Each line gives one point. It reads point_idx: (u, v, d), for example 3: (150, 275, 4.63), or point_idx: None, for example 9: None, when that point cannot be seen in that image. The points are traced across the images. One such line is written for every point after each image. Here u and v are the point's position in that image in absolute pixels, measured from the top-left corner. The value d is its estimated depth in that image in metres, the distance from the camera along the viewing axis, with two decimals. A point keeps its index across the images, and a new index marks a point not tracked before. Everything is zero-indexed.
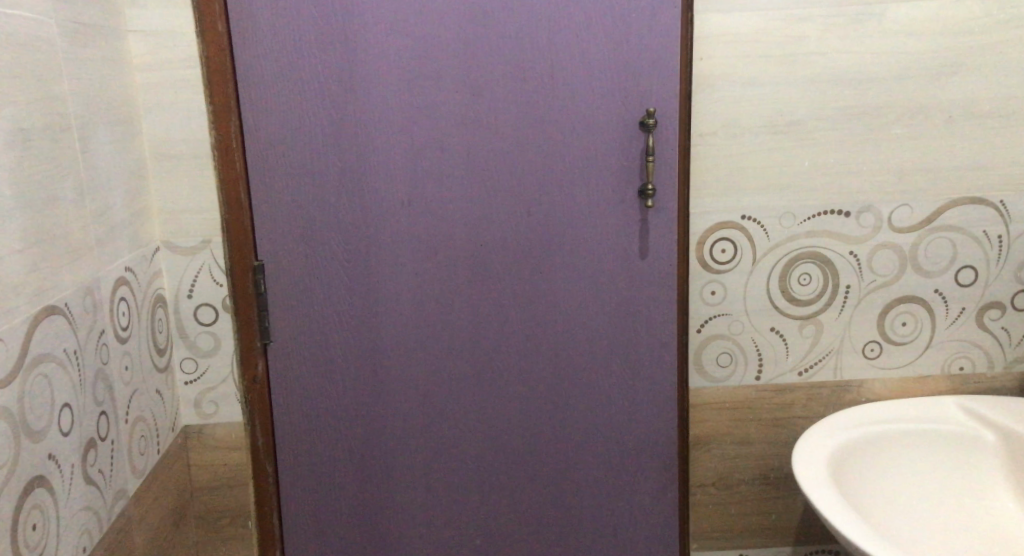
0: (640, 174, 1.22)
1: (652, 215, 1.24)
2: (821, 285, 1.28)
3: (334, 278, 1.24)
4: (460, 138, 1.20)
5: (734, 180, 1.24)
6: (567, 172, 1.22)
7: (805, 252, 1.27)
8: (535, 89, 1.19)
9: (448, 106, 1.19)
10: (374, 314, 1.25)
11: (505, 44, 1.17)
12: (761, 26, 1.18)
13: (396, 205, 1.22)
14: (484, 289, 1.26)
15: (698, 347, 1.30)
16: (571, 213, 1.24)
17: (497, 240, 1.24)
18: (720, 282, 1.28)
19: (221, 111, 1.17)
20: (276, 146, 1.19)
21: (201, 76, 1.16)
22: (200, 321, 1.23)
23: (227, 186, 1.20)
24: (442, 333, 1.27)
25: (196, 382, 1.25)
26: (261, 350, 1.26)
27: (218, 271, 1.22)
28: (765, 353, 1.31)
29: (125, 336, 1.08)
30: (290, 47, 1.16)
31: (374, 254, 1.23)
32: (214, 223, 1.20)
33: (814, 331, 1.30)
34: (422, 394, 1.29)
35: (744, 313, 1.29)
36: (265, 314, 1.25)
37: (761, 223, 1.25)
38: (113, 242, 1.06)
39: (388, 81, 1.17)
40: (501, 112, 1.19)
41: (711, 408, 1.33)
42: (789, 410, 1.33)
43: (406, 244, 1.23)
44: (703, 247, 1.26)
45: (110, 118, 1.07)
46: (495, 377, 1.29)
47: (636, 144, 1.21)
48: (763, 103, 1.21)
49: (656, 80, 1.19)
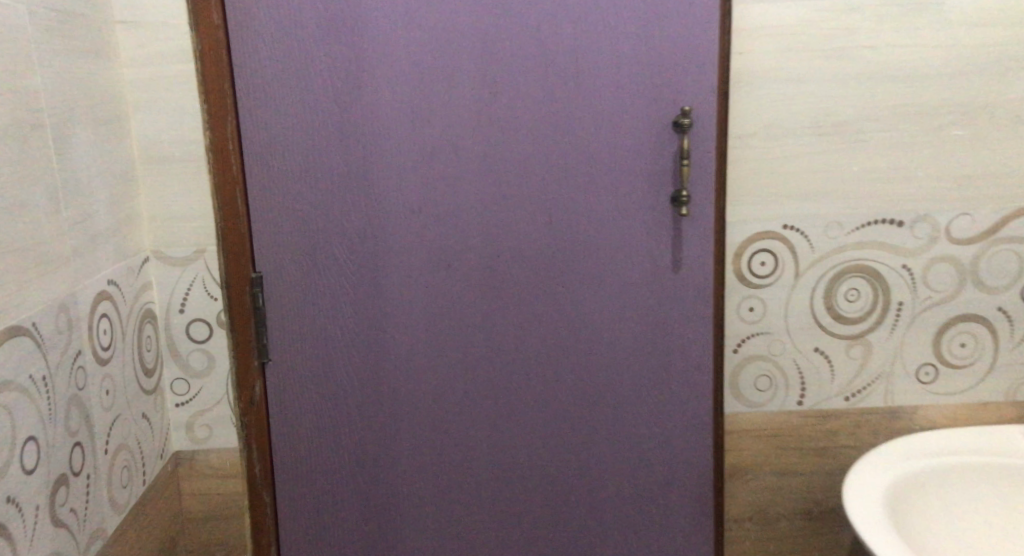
0: (673, 180, 1.12)
1: (685, 225, 1.13)
2: (870, 301, 1.17)
3: (338, 292, 1.14)
4: (476, 139, 1.10)
5: (774, 187, 1.14)
6: (593, 178, 1.12)
7: (854, 265, 1.16)
8: (558, 86, 1.09)
9: (463, 104, 1.09)
10: (381, 330, 1.15)
11: (523, 37, 1.07)
12: (807, 18, 1.07)
13: (407, 213, 1.12)
14: (500, 304, 1.15)
15: (735, 369, 1.19)
16: (596, 223, 1.13)
17: (516, 252, 1.14)
18: (758, 297, 1.17)
19: (217, 110, 1.08)
20: (276, 147, 1.09)
21: (195, 71, 1.06)
22: (193, 339, 1.14)
23: (223, 191, 1.10)
24: (454, 352, 1.17)
25: (189, 404, 1.15)
26: (259, 370, 1.16)
27: (212, 284, 1.12)
28: (808, 375, 1.20)
29: (107, 356, 0.97)
30: (291, 41, 1.06)
31: (381, 265, 1.13)
32: (208, 231, 1.11)
33: (862, 352, 1.19)
34: (433, 416, 1.19)
35: (785, 331, 1.19)
36: (264, 330, 1.15)
37: (805, 233, 1.15)
38: (94, 253, 0.96)
39: (399, 77, 1.08)
40: (520, 113, 1.09)
41: (748, 435, 1.21)
42: (835, 440, 1.21)
43: (416, 257, 1.13)
44: (741, 259, 1.16)
45: (92, 116, 0.97)
46: (511, 400, 1.19)
47: (670, 146, 1.11)
48: (807, 103, 1.11)
49: (692, 76, 1.08)
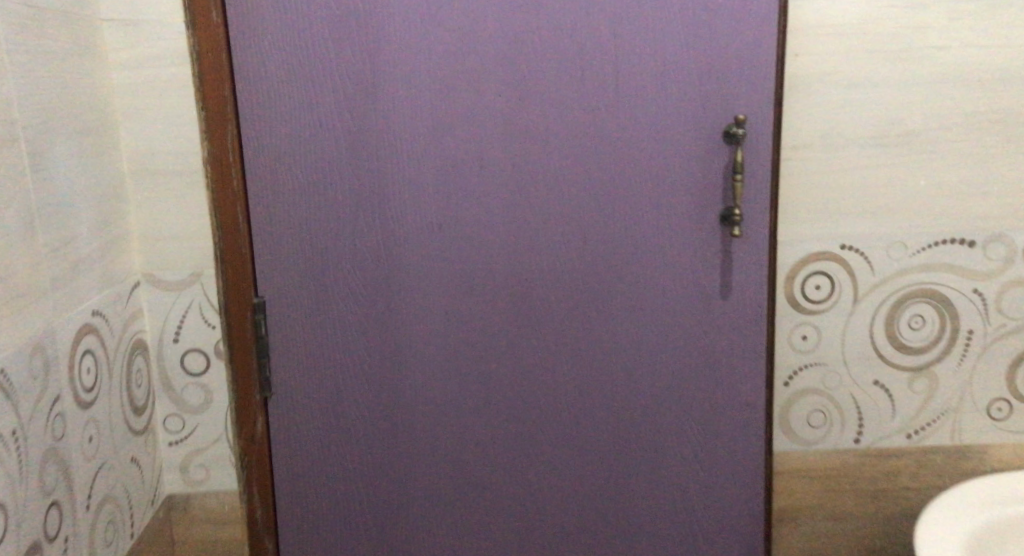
0: (723, 196, 1.01)
1: (734, 245, 1.02)
2: (937, 330, 1.06)
3: (350, 318, 1.04)
4: (504, 150, 1.00)
5: (833, 203, 1.02)
6: (632, 194, 1.01)
7: (920, 290, 1.05)
8: (594, 92, 0.98)
9: (489, 112, 0.99)
10: (397, 360, 1.05)
11: (556, 38, 0.97)
12: (872, 16, 0.97)
13: (427, 231, 1.01)
14: (528, 332, 1.05)
15: (786, 403, 1.08)
16: (635, 243, 1.02)
17: (547, 276, 1.03)
18: (813, 324, 1.06)
19: (217, 120, 0.97)
20: (284, 159, 0.99)
21: (192, 76, 0.96)
22: (188, 372, 1.02)
23: (222, 209, 1.00)
24: (477, 384, 1.06)
25: (183, 443, 1.04)
26: (261, 405, 1.06)
27: (210, 310, 1.01)
28: (866, 411, 1.08)
29: (90, 398, 0.86)
30: (300, 42, 0.96)
31: (397, 289, 1.03)
32: (206, 253, 1.00)
33: (927, 385, 1.07)
34: (454, 454, 1.08)
35: (842, 362, 1.07)
36: (265, 362, 1.05)
37: (866, 254, 1.04)
38: (77, 281, 0.85)
39: (418, 82, 0.98)
40: (552, 122, 0.99)
41: (799, 476, 1.10)
42: (895, 481, 1.10)
43: (436, 280, 1.03)
44: (794, 283, 1.05)
45: (75, 125, 0.86)
46: (540, 436, 1.08)
47: (719, 158, 1.00)
48: (870, 109, 1.00)
49: (743, 81, 0.98)
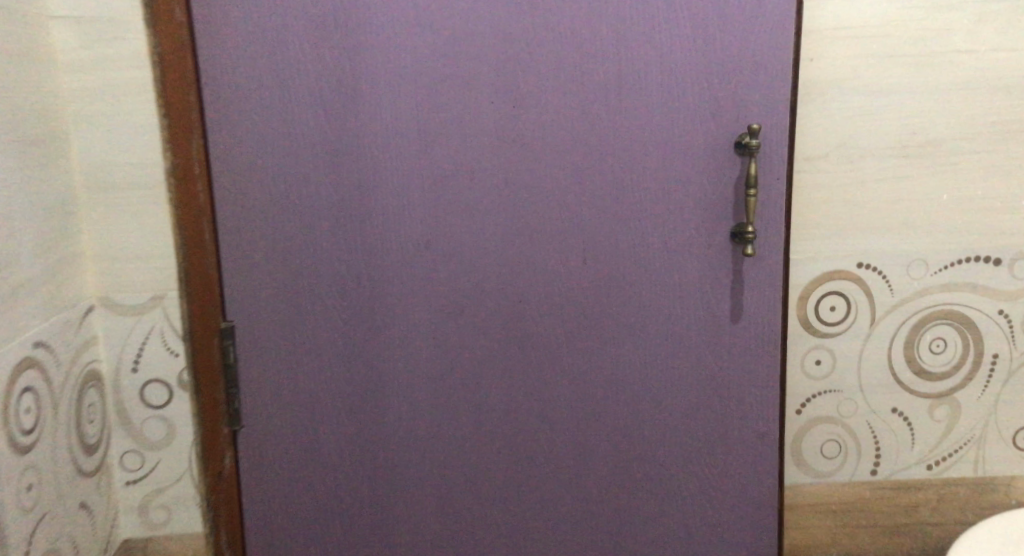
0: (734, 212, 0.93)
1: (746, 265, 0.95)
2: (960, 354, 0.99)
3: (328, 344, 0.95)
4: (496, 162, 0.92)
5: (850, 219, 0.95)
6: (635, 209, 0.93)
7: (941, 311, 0.98)
8: (595, 98, 0.90)
9: (481, 120, 0.91)
10: (380, 389, 0.97)
11: (554, 39, 0.89)
12: (892, 18, 0.90)
13: (412, 249, 0.93)
14: (523, 358, 0.97)
15: (798, 433, 1.01)
16: (638, 262, 0.94)
17: (543, 297, 0.95)
18: (826, 348, 0.99)
19: (180, 128, 0.89)
20: (256, 171, 0.91)
21: (152, 79, 0.87)
22: (148, 404, 0.93)
23: (187, 225, 0.91)
24: (467, 414, 0.98)
25: (142, 483, 0.95)
26: (229, 439, 0.98)
27: (172, 336, 0.92)
28: (884, 440, 1.01)
29: (27, 442, 0.77)
30: (273, 43, 0.88)
31: (380, 312, 0.95)
32: (168, 273, 0.91)
33: (949, 413, 1.00)
34: (442, 490, 1.00)
35: (858, 389, 1.00)
36: (235, 392, 0.96)
37: (884, 273, 0.97)
38: (17, 309, 0.76)
39: (403, 87, 0.89)
40: (549, 131, 0.91)
41: (812, 510, 1.03)
42: (915, 515, 1.03)
43: (423, 302, 0.95)
44: (807, 304, 0.97)
45: (17, 135, 0.77)
46: (535, 470, 1.00)
47: (729, 171, 0.92)
48: (890, 118, 0.93)
49: (757, 87, 0.90)
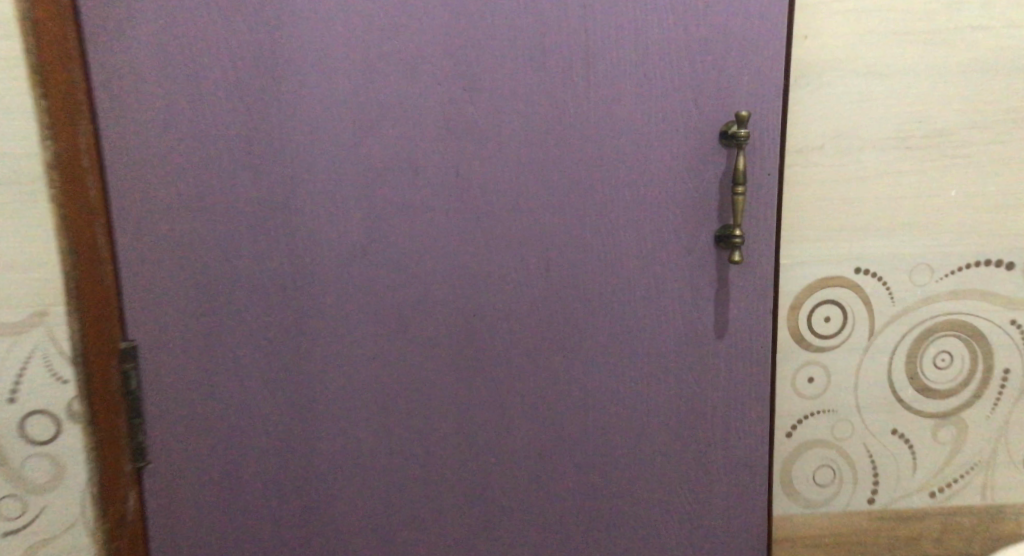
0: (718, 213, 0.81)
1: (732, 272, 0.83)
2: (967, 369, 0.88)
3: (249, 364, 0.82)
4: (445, 153, 0.79)
5: (848, 219, 0.84)
6: (605, 208, 0.81)
7: (947, 322, 0.87)
8: (558, 80, 0.79)
9: (424, 104, 0.79)
10: (311, 417, 0.83)
11: (512, 10, 0.77)
12: None
13: (346, 255, 0.81)
14: (477, 379, 0.84)
15: (788, 458, 0.89)
16: (609, 269, 0.82)
17: (499, 309, 0.83)
18: (820, 364, 0.87)
19: (63, 113, 0.76)
20: (166, 164, 0.78)
21: (28, 56, 0.75)
22: (31, 438, 0.80)
23: (75, 228, 0.78)
24: (414, 444, 0.85)
25: (25, 530, 0.81)
26: (132, 478, 0.83)
27: (59, 360, 0.79)
28: (883, 465, 0.90)
29: None
30: (187, 16, 0.76)
31: (310, 327, 0.82)
32: (52, 284, 0.78)
33: (954, 435, 0.90)
34: (386, 533, 0.86)
35: (854, 409, 0.89)
36: (139, 423, 0.82)
37: (885, 279, 0.86)
38: None
39: (335, 67, 0.77)
40: (506, 116, 0.79)
41: (804, 545, 0.91)
42: (917, 548, 0.92)
43: (361, 315, 0.82)
44: (798, 314, 0.86)
45: None
46: (493, 508, 0.87)
47: (713, 164, 0.80)
48: (893, 105, 0.82)
49: (744, 68, 0.78)
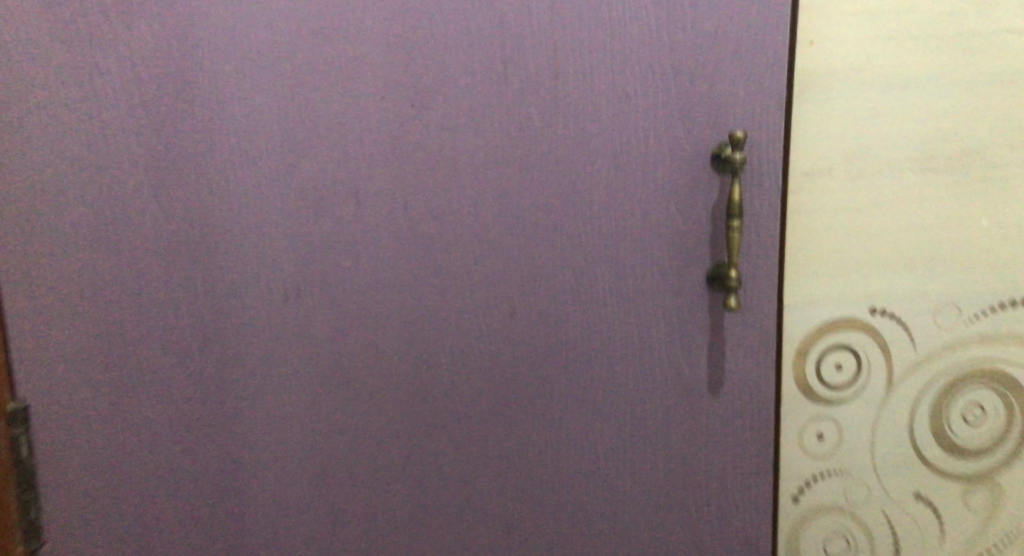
0: (708, 250, 0.68)
1: (728, 318, 0.69)
2: (1000, 424, 0.76)
3: (150, 431, 0.68)
4: (384, 178, 0.65)
5: (861, 252, 0.72)
6: (577, 242, 0.67)
7: (976, 370, 0.75)
8: (521, 90, 0.64)
9: (358, 118, 0.64)
10: (226, 493, 0.69)
11: (466, 6, 0.63)
12: None
13: (265, 301, 0.67)
14: (426, 449, 0.70)
15: (794, 526, 0.77)
16: (582, 316, 0.68)
17: (451, 364, 0.69)
18: (831, 419, 0.75)
19: None
20: (47, 194, 0.64)
21: None
22: None
23: None
24: (351, 525, 0.71)
25: None
26: None
27: None
28: (906, 537, 0.78)
29: None
30: (63, 13, 0.62)
31: (223, 386, 0.68)
32: None
33: (987, 500, 0.77)
34: None
35: (872, 472, 0.76)
36: (32, 499, 0.68)
37: (906, 321, 0.74)
38: None
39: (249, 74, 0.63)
40: (460, 136, 0.65)
41: None
42: None
43: (284, 372, 0.68)
44: (804, 361, 0.74)
45: None
46: None
47: (704, 191, 0.67)
48: (913, 119, 0.70)
49: (741, 76, 0.65)
